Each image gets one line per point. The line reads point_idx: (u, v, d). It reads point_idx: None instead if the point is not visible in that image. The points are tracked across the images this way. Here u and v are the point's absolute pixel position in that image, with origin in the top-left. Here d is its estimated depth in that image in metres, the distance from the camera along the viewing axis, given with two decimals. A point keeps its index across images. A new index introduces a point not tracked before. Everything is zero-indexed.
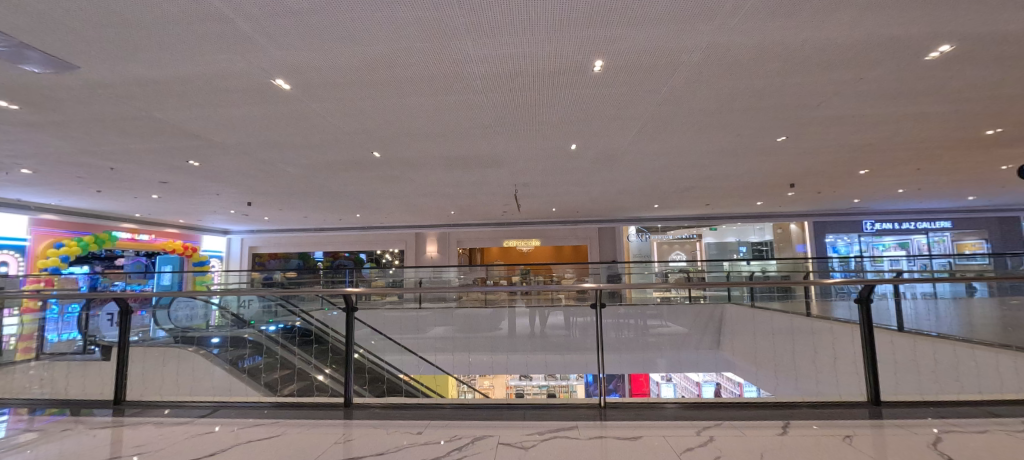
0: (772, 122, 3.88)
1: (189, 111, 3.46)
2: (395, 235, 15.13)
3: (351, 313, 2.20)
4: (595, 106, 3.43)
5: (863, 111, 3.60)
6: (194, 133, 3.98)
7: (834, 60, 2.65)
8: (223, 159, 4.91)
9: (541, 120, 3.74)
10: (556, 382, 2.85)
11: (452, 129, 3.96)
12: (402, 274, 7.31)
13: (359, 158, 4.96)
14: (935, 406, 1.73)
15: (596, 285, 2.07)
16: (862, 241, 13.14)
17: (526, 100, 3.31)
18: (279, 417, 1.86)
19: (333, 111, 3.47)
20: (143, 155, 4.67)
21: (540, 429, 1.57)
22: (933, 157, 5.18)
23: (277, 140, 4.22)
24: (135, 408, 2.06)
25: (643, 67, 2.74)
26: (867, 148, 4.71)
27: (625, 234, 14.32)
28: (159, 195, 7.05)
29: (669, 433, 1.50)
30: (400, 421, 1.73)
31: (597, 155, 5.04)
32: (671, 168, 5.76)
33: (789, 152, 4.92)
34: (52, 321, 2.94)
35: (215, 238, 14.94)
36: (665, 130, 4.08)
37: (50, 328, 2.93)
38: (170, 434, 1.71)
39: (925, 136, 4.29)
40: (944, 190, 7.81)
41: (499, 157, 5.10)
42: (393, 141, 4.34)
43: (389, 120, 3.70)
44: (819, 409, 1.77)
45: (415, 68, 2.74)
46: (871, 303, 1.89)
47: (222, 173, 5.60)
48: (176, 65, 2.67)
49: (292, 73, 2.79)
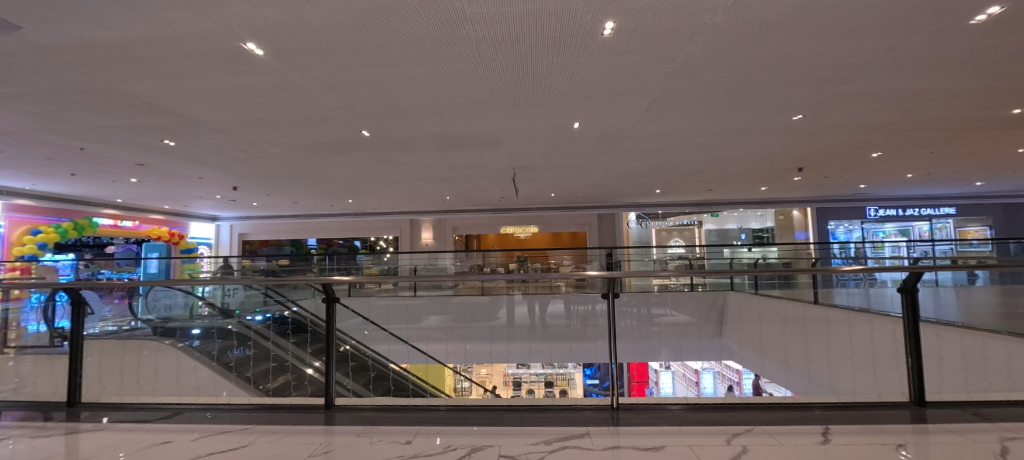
0: (789, 99, 3.62)
1: (156, 84, 3.12)
2: (390, 221, 14.85)
3: (336, 303, 1.99)
4: (601, 77, 3.15)
5: (887, 87, 3.36)
6: (166, 109, 3.65)
7: (871, 23, 2.38)
8: (202, 139, 4.58)
9: (544, 93, 3.45)
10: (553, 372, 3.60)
11: (447, 104, 3.66)
12: (398, 262, 6.88)
13: (348, 137, 4.65)
14: (984, 406, 1.55)
15: (603, 274, 1.86)
16: (864, 228, 13.06)
17: (527, 71, 3.02)
18: (253, 423, 1.64)
19: (314, 84, 3.16)
20: (113, 134, 4.32)
21: (547, 438, 1.36)
22: (953, 139, 4.97)
23: (257, 117, 3.90)
24: (86, 412, 1.83)
25: (659, 30, 2.46)
26: (885, 128, 4.48)
27: (624, 220, 14.18)
28: (138, 179, 6.72)
29: (695, 441, 1.31)
30: (388, 428, 1.52)
31: (601, 135, 4.77)
32: (676, 150, 5.51)
33: (802, 133, 4.68)
34: (28, 311, 2.63)
35: (203, 225, 14.61)
36: (675, 107, 3.83)
37: (27, 318, 2.63)
38: (124, 444, 1.48)
39: (947, 115, 4.06)
40: (953, 175, 7.63)
41: (496, 138, 4.82)
42: (382, 119, 4.04)
43: (379, 94, 3.40)
44: (854, 410, 1.59)
45: (404, 31, 2.44)
46: (915, 292, 1.68)
47: (201, 155, 5.26)
48: (130, 25, 2.33)
49: (264, 37, 2.47)
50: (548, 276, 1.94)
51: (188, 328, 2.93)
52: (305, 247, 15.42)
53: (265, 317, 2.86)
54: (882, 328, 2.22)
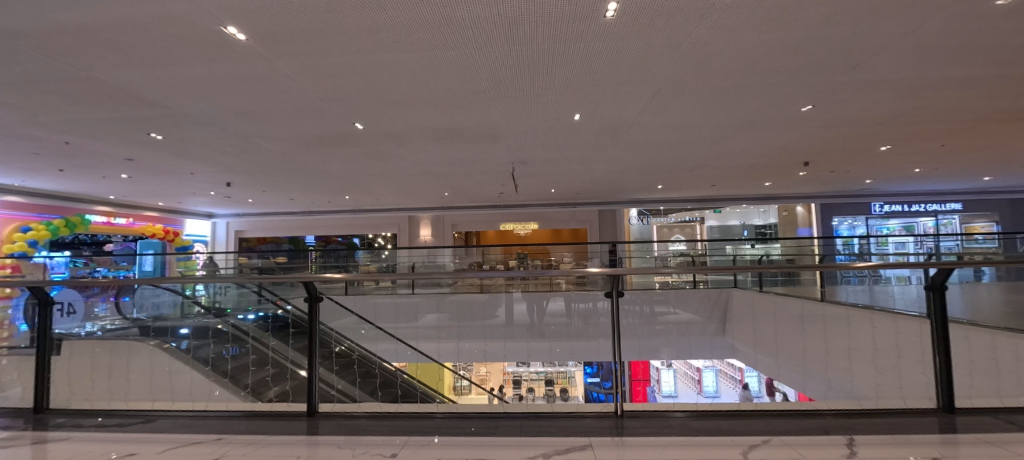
0: (800, 87, 3.47)
1: (137, 72, 2.98)
2: (388, 218, 14.73)
3: (316, 304, 1.83)
4: (604, 64, 3.01)
5: (902, 74, 3.21)
6: (149, 100, 3.51)
7: (890, 2, 2.24)
8: (189, 132, 4.44)
9: (543, 82, 3.31)
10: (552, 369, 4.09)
11: (442, 94, 3.52)
12: (395, 259, 6.76)
13: (341, 130, 4.50)
14: (1021, 412, 1.42)
15: (603, 270, 1.71)
16: (869, 223, 12.94)
17: (526, 57, 2.87)
18: (228, 433, 1.52)
19: (303, 71, 3.01)
20: (97, 127, 4.17)
21: (546, 450, 1.24)
22: (966, 131, 4.82)
23: (246, 108, 3.76)
24: (54, 418, 1.70)
25: (665, 11, 2.31)
26: (897, 119, 4.34)
27: (625, 217, 14.06)
28: (128, 175, 6.59)
29: (710, 455, 1.19)
30: (374, 438, 1.40)
31: (602, 128, 4.63)
32: (679, 144, 5.36)
33: (809, 124, 4.54)
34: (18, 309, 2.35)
35: (199, 222, 14.49)
36: (680, 97, 3.69)
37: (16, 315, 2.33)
38: (84, 457, 1.35)
39: (962, 105, 3.92)
40: (963, 169, 7.48)
41: (494, 130, 4.68)
42: (376, 110, 3.89)
43: (371, 83, 3.26)
44: (878, 418, 1.47)
45: (394, 13, 2.30)
46: (943, 291, 1.55)
47: (190, 149, 5.12)
48: (100, 7, 2.18)
49: (245, 20, 2.32)
50: (547, 272, 1.78)
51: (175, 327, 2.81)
52: (303, 245, 15.29)
53: (259, 316, 3.08)
54: (904, 327, 2.10)
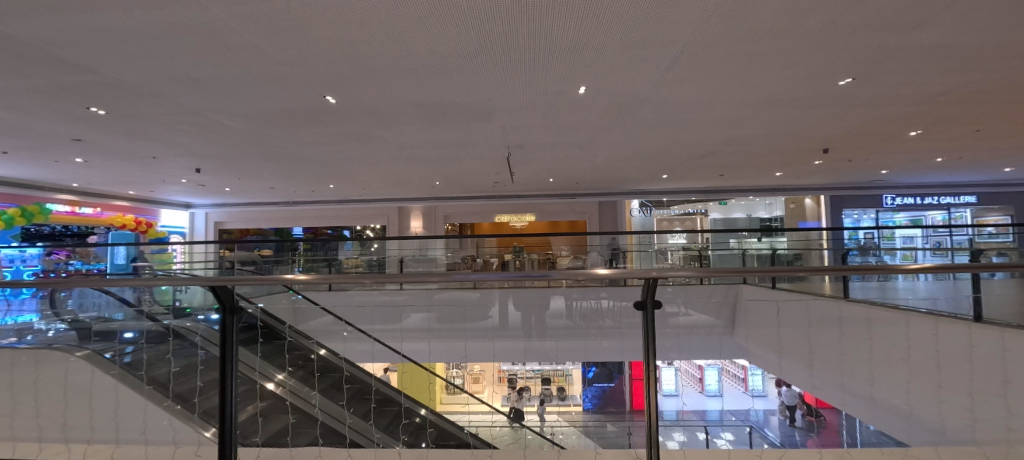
0: (838, 53, 3.03)
1: (47, 23, 2.46)
2: (378, 209, 14.18)
3: (235, 317, 0.95)
4: (617, 19, 2.52)
5: (967, 37, 2.78)
6: (76, 62, 2.98)
7: None
8: (141, 106, 3.90)
9: (544, 42, 2.83)
10: (550, 369, 3.25)
11: (426, 57, 3.03)
12: (385, 251, 6.34)
13: (314, 105, 3.98)
14: None
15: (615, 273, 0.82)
16: (878, 216, 12.65)
17: (523, 7, 2.38)
18: None
19: (254, 24, 2.51)
20: (24, 98, 3.62)
21: None
22: (1011, 112, 4.40)
23: (196, 75, 3.24)
24: None
25: None
26: (937, 96, 3.91)
27: (626, 208, 13.65)
28: (83, 159, 6.03)
29: None
30: None
31: (610, 104, 4.16)
32: (693, 125, 4.91)
33: (835, 103, 4.12)
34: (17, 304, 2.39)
35: (175, 212, 13.89)
36: (702, 64, 3.23)
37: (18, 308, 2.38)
38: None
39: (1015, 78, 3.50)
40: (987, 158, 7.13)
41: (488, 107, 4.20)
42: (356, 79, 3.40)
43: (342, 42, 2.76)
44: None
45: None
46: None
47: (146, 128, 4.59)
48: None
49: None
50: (546, 272, 0.89)
51: (119, 330, 2.59)
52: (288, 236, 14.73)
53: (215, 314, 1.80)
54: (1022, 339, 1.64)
